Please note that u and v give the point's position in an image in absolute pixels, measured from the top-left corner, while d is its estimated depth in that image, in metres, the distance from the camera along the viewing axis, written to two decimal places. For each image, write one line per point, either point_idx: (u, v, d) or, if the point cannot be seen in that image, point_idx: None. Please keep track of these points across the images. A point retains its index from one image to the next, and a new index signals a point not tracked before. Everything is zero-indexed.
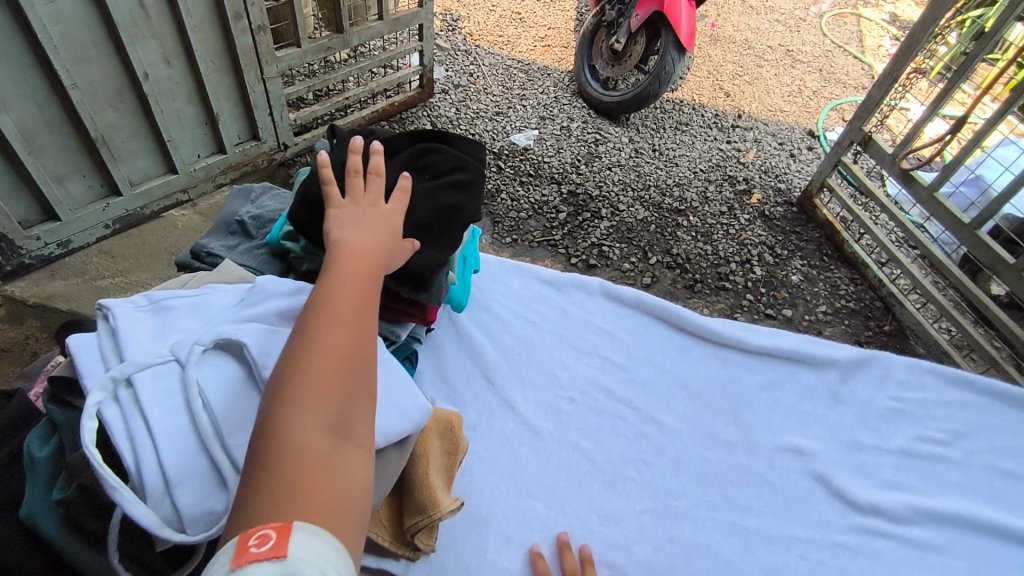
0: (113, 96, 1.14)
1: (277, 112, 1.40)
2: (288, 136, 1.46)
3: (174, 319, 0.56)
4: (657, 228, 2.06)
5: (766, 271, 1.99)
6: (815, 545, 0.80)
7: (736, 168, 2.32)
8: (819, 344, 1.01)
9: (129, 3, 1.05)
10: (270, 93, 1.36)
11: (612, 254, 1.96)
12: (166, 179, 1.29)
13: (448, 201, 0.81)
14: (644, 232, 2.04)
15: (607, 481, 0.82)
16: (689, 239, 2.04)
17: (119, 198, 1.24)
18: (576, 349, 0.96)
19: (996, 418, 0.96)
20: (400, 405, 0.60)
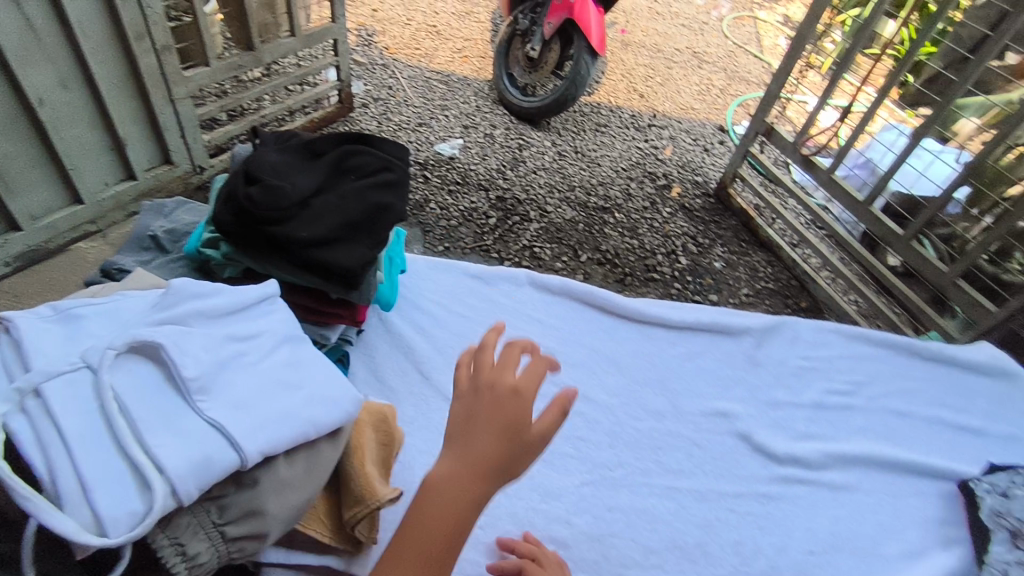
0: (5, 124, 1.08)
1: (189, 133, 1.37)
2: (203, 156, 1.43)
3: (81, 328, 0.55)
4: (585, 226, 2.13)
5: (690, 260, 2.08)
6: (743, 498, 0.86)
7: (655, 165, 2.43)
8: (735, 314, 1.07)
9: (16, 25, 1.01)
10: (180, 114, 1.33)
11: (544, 254, 2.01)
12: (70, 211, 1.23)
13: (377, 201, 0.79)
14: (573, 231, 2.10)
15: (546, 460, 0.84)
16: (615, 234, 2.12)
17: (19, 233, 1.17)
18: (508, 338, 0.98)
19: (893, 366, 1.06)
20: (330, 397, 0.59)
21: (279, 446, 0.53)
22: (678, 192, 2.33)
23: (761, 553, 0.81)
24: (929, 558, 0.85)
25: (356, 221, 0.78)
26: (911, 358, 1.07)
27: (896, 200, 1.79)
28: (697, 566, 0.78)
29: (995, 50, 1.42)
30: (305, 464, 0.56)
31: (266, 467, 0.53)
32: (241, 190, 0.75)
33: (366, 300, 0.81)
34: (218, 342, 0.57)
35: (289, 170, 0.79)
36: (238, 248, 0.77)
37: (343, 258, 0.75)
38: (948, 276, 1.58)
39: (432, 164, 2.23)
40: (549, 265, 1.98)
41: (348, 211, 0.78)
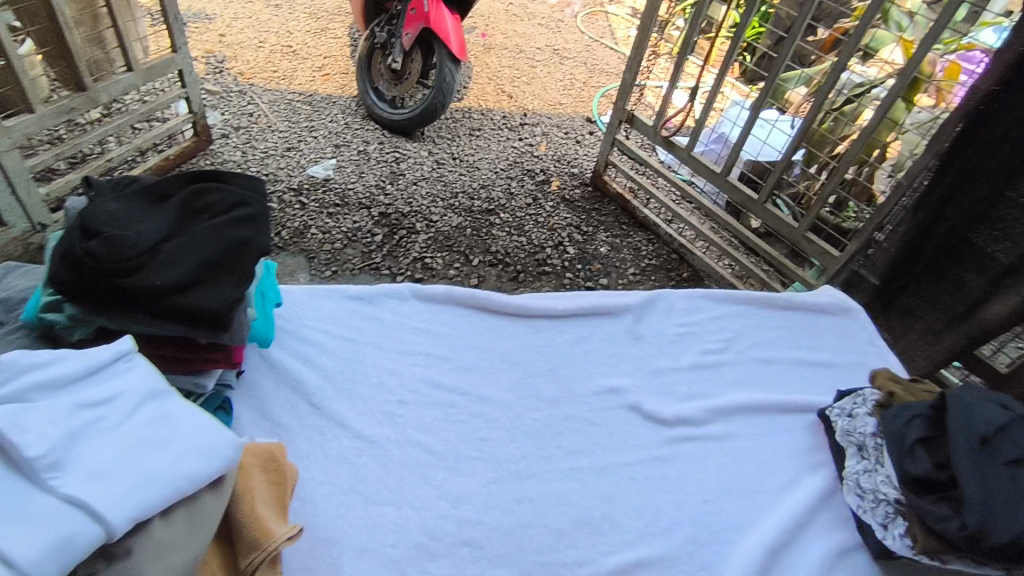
0: None
1: (19, 188, 1.24)
2: (41, 213, 1.30)
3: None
4: (472, 231, 2.15)
5: (577, 249, 2.17)
6: (639, 464, 0.92)
7: (532, 162, 2.50)
8: (612, 295, 1.14)
9: None
10: (5, 169, 1.20)
11: (436, 264, 2.01)
12: None
13: (236, 238, 0.77)
14: (461, 237, 2.12)
15: (450, 466, 0.85)
16: (503, 234, 2.16)
17: None
18: (399, 353, 0.98)
19: (755, 320, 1.18)
20: (208, 446, 0.57)
21: (151, 509, 0.50)
22: (558, 186, 2.42)
23: (663, 512, 0.87)
24: (804, 484, 0.95)
25: (216, 260, 0.75)
26: (768, 309, 1.20)
27: (748, 169, 1.96)
28: (607, 537, 0.82)
29: (802, 28, 1.59)
30: (186, 520, 0.54)
31: (142, 532, 0.51)
32: (78, 246, 0.70)
33: (241, 339, 0.78)
34: (66, 411, 0.54)
35: (132, 218, 0.75)
36: (85, 308, 0.71)
37: (207, 299, 0.72)
38: (799, 230, 1.74)
39: (308, 188, 2.17)
40: (441, 274, 1.99)
41: (206, 252, 0.75)
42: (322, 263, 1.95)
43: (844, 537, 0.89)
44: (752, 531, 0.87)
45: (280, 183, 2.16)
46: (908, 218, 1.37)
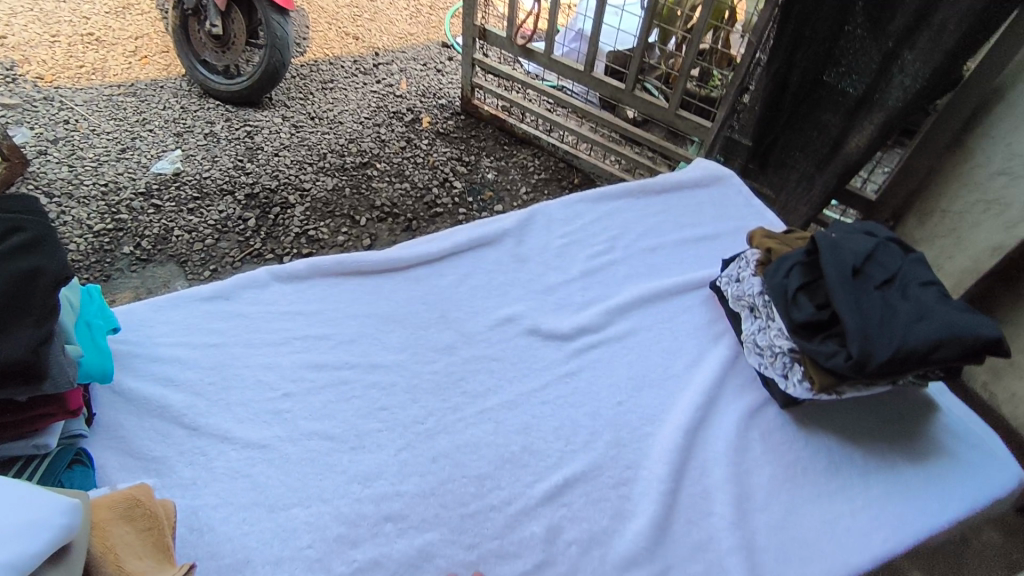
0: None
1: None
2: None
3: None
4: (352, 189, 2.02)
5: (464, 181, 2.09)
6: (549, 386, 0.90)
7: (396, 102, 2.35)
8: (487, 223, 1.09)
9: None
10: None
11: (322, 233, 1.88)
12: None
13: (18, 271, 0.65)
14: (342, 199, 1.98)
15: (354, 447, 0.80)
16: (385, 185, 2.04)
17: None
18: (271, 344, 0.89)
19: (636, 211, 1.17)
20: (29, 522, 0.49)
21: None
22: (429, 121, 2.29)
23: (581, 426, 0.86)
24: (710, 358, 0.96)
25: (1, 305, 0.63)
26: (647, 197, 1.19)
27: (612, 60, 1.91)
28: (530, 467, 0.81)
29: None
30: None
31: None
32: None
33: (70, 382, 0.67)
34: None
35: None
36: None
37: (4, 349, 0.61)
38: (671, 112, 1.73)
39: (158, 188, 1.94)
40: (329, 242, 1.86)
41: None
42: (197, 264, 1.78)
43: (754, 397, 0.92)
44: (669, 418, 0.88)
45: (123, 190, 1.92)
46: (764, 74, 1.38)
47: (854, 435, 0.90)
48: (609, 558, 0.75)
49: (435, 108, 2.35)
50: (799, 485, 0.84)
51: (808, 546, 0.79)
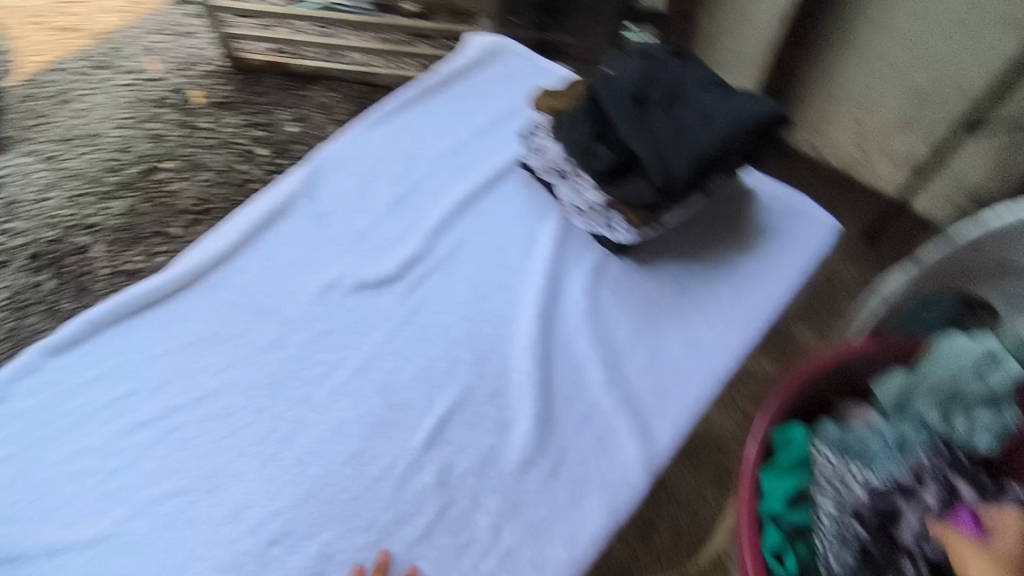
0: None
1: None
2: None
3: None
4: (148, 204, 1.68)
5: (271, 147, 1.80)
6: (394, 334, 0.85)
7: (152, 84, 1.92)
8: (269, 194, 0.94)
9: None
10: None
11: (137, 265, 1.58)
12: None
13: None
14: (142, 218, 1.66)
15: (211, 489, 0.74)
16: (183, 183, 1.72)
17: None
18: (72, 428, 0.76)
19: (426, 113, 1.05)
20: None
21: None
22: (203, 94, 1.90)
23: (438, 361, 0.83)
24: (543, 235, 0.92)
25: None
26: (433, 93, 1.07)
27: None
28: (400, 424, 0.78)
29: None
30: None
31: None
32: None
33: None
34: None
35: None
36: None
37: None
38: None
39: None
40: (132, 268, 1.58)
41: None
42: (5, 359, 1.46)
43: (595, 257, 0.90)
44: (520, 314, 0.85)
45: None
46: None
47: (690, 251, 0.92)
48: (503, 471, 0.75)
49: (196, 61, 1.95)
50: (658, 322, 0.86)
51: (679, 372, 0.82)
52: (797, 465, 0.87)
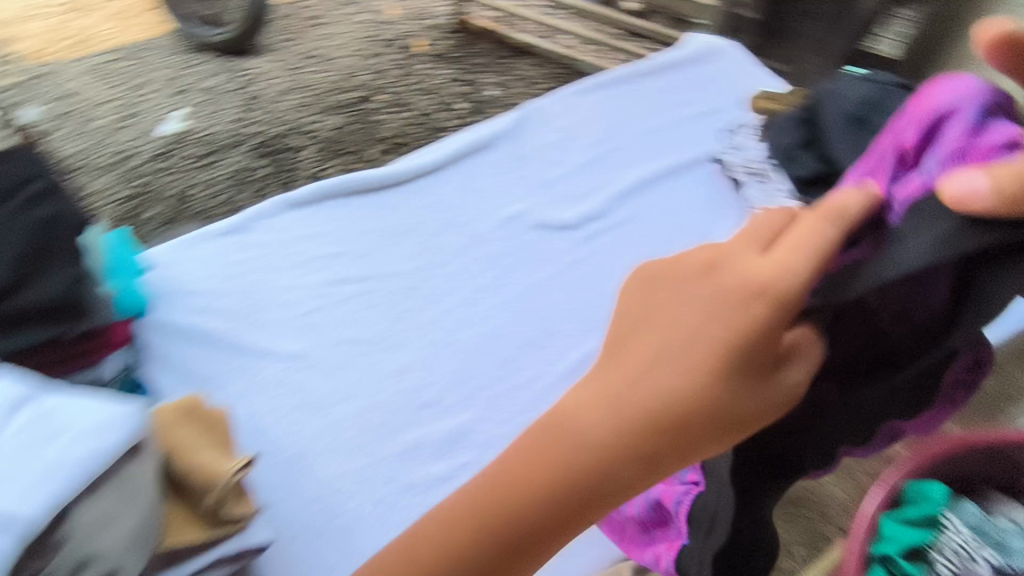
0: None
1: None
2: None
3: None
4: (355, 124, 1.50)
5: (469, 104, 1.54)
6: (561, 274, 0.93)
7: (383, 31, 1.70)
8: (477, 129, 1.06)
9: None
10: None
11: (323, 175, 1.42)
12: None
13: (41, 219, 0.68)
14: (347, 135, 1.48)
15: (383, 346, 0.86)
16: (384, 115, 1.51)
17: None
18: (292, 266, 0.93)
19: (636, 95, 1.12)
20: (93, 425, 0.55)
21: (66, 494, 0.51)
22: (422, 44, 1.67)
23: (592, 307, 0.90)
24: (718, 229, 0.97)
25: (32, 253, 0.67)
26: (653, 80, 1.14)
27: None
28: (549, 348, 0.87)
29: None
30: (115, 492, 0.54)
31: (65, 524, 0.51)
32: None
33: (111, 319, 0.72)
34: None
35: None
36: None
37: (45, 291, 0.66)
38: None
39: (75, 110, 1.49)
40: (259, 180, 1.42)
41: (14, 245, 0.66)
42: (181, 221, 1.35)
43: None
44: None
45: (101, 157, 1.42)
46: None
47: None
48: None
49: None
50: None
51: None
52: (925, 521, 0.71)
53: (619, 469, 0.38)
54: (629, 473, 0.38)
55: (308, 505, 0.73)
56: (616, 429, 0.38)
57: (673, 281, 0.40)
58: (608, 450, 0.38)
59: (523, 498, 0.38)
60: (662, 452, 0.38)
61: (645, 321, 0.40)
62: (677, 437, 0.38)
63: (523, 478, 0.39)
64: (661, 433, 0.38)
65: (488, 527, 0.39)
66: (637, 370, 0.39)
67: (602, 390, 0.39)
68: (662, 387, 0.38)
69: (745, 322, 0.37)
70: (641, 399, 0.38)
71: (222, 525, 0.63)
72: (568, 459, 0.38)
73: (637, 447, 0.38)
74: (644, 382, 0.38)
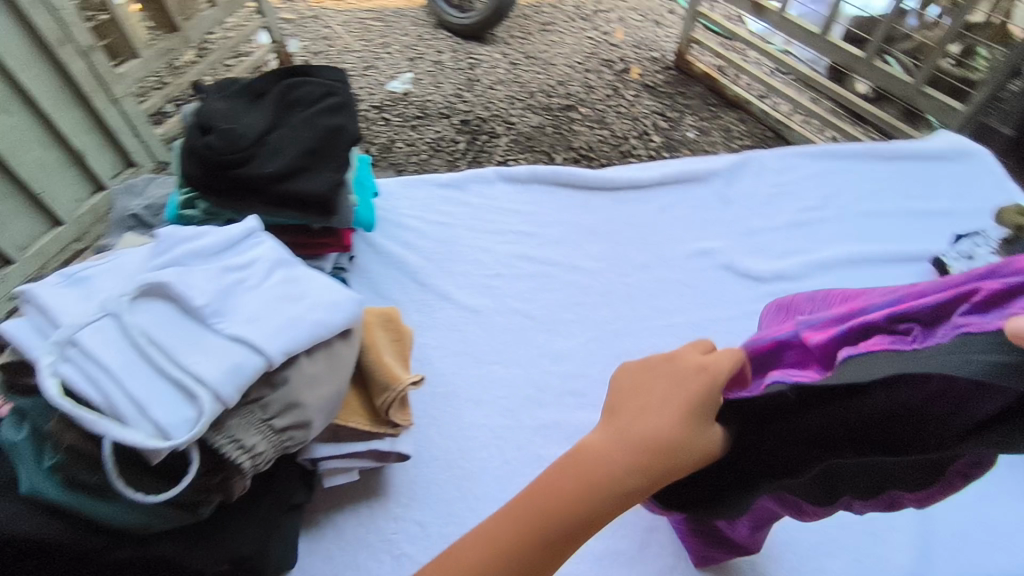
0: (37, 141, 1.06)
1: (143, 131, 1.24)
2: (163, 152, 1.30)
3: (47, 338, 0.53)
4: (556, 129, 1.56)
5: (664, 138, 1.53)
6: (735, 320, 0.93)
7: (609, 51, 1.76)
8: (697, 161, 1.10)
9: (48, 88, 1.05)
10: (128, 114, 1.20)
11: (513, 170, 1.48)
12: (54, 234, 1.13)
13: (329, 125, 0.81)
14: (544, 136, 1.55)
15: (550, 327, 0.91)
16: (583, 129, 1.56)
17: (11, 267, 1.08)
18: (490, 232, 1.02)
19: (855, 172, 1.09)
20: (330, 299, 0.64)
21: (301, 343, 0.59)
22: (639, 72, 1.70)
23: None
24: None
25: (315, 148, 0.79)
26: (874, 162, 1.11)
27: (852, 24, 1.32)
28: None
29: None
30: (327, 360, 0.62)
31: (291, 369, 0.59)
32: (198, 144, 0.77)
33: (347, 224, 0.84)
34: (217, 273, 0.61)
35: (238, 115, 0.80)
36: (218, 201, 0.80)
37: (314, 183, 0.78)
38: (914, 86, 1.21)
39: (328, 54, 1.73)
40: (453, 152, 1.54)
41: (305, 141, 0.79)
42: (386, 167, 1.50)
43: None
44: None
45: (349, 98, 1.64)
46: None
47: None
48: None
49: (660, 24, 1.87)
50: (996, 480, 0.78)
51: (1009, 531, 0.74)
52: None
53: (619, 486, 0.44)
54: (637, 487, 0.45)
55: (445, 441, 0.80)
56: (623, 454, 0.45)
57: (653, 365, 0.49)
58: (616, 470, 0.45)
59: (548, 515, 0.44)
60: (657, 476, 0.45)
61: (639, 391, 0.48)
62: (659, 467, 0.45)
63: (544, 503, 0.44)
64: (659, 462, 0.45)
65: (519, 543, 0.44)
66: (631, 416, 0.47)
67: (605, 428, 0.47)
68: (652, 428, 0.45)
69: (704, 391, 0.47)
70: (643, 434, 0.45)
71: (384, 424, 0.71)
72: (586, 478, 0.44)
73: (634, 467, 0.45)
74: (636, 419, 0.46)
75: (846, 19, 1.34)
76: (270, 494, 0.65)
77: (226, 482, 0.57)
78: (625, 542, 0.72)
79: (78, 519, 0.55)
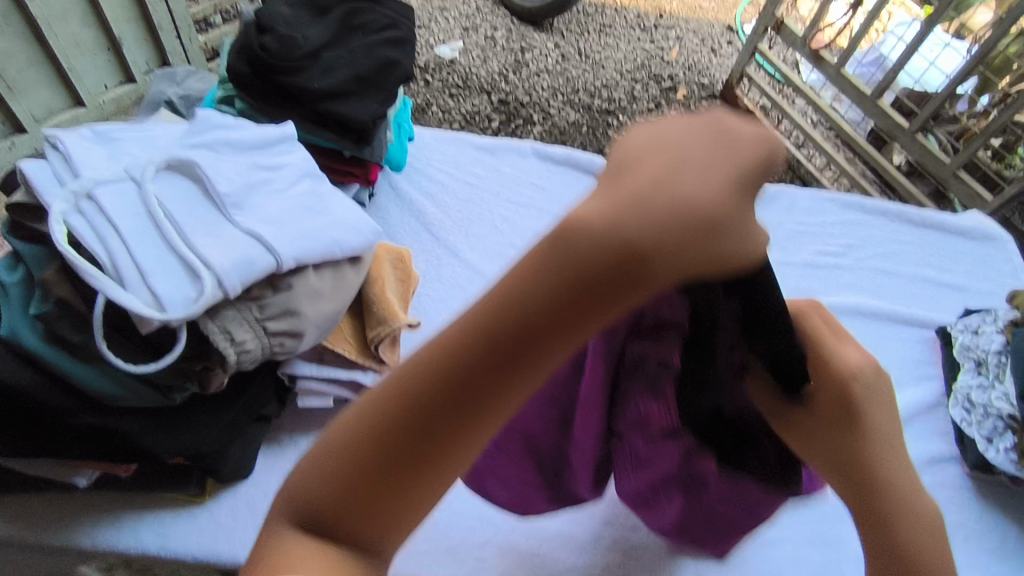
0: (79, 18, 1.05)
1: (186, 34, 1.22)
2: (200, 60, 1.28)
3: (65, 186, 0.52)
4: (591, 130, 1.56)
5: None
6: None
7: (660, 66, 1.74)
8: None
9: None
10: (176, 14, 1.18)
11: None
12: (75, 114, 1.12)
13: (385, 57, 0.80)
14: (578, 134, 1.54)
15: None
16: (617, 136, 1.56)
17: (26, 137, 1.07)
18: (515, 203, 1.01)
19: (882, 230, 1.09)
20: (352, 223, 0.63)
21: (312, 254, 0.58)
22: (684, 92, 1.68)
23: None
24: (909, 392, 0.87)
25: (367, 76, 0.78)
26: (902, 223, 1.10)
27: (904, 94, 1.28)
28: None
29: None
30: (332, 278, 0.61)
31: (296, 278, 0.58)
32: (253, 44, 0.77)
33: (378, 159, 0.82)
34: (245, 168, 0.60)
35: (298, 26, 0.79)
36: (256, 106, 0.79)
37: (356, 109, 0.77)
38: (949, 167, 1.21)
39: None
40: (484, 128, 1.54)
41: (358, 66, 0.78)
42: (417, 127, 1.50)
43: (936, 449, 0.81)
44: None
45: None
46: None
47: None
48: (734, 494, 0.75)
49: (715, 50, 1.81)
50: None
51: None
52: None
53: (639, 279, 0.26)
54: (649, 275, 0.26)
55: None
56: (624, 229, 0.26)
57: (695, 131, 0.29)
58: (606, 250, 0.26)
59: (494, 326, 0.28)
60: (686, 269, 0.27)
61: (667, 163, 0.28)
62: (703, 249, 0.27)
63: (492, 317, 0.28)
64: (693, 244, 0.26)
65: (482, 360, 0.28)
66: (654, 176, 0.27)
67: (603, 193, 0.28)
68: (691, 193, 0.27)
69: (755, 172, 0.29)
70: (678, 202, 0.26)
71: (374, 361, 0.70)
72: (586, 264, 0.27)
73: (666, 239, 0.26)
74: (666, 172, 0.27)
75: (900, 89, 1.30)
76: (244, 399, 0.63)
77: (206, 373, 0.56)
78: (579, 530, 0.69)
79: (50, 375, 0.53)
